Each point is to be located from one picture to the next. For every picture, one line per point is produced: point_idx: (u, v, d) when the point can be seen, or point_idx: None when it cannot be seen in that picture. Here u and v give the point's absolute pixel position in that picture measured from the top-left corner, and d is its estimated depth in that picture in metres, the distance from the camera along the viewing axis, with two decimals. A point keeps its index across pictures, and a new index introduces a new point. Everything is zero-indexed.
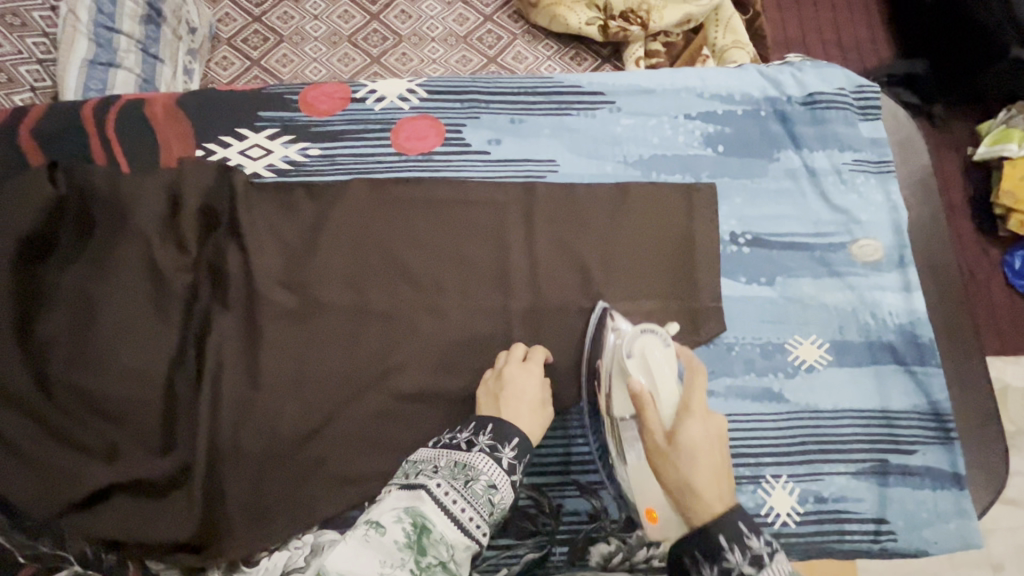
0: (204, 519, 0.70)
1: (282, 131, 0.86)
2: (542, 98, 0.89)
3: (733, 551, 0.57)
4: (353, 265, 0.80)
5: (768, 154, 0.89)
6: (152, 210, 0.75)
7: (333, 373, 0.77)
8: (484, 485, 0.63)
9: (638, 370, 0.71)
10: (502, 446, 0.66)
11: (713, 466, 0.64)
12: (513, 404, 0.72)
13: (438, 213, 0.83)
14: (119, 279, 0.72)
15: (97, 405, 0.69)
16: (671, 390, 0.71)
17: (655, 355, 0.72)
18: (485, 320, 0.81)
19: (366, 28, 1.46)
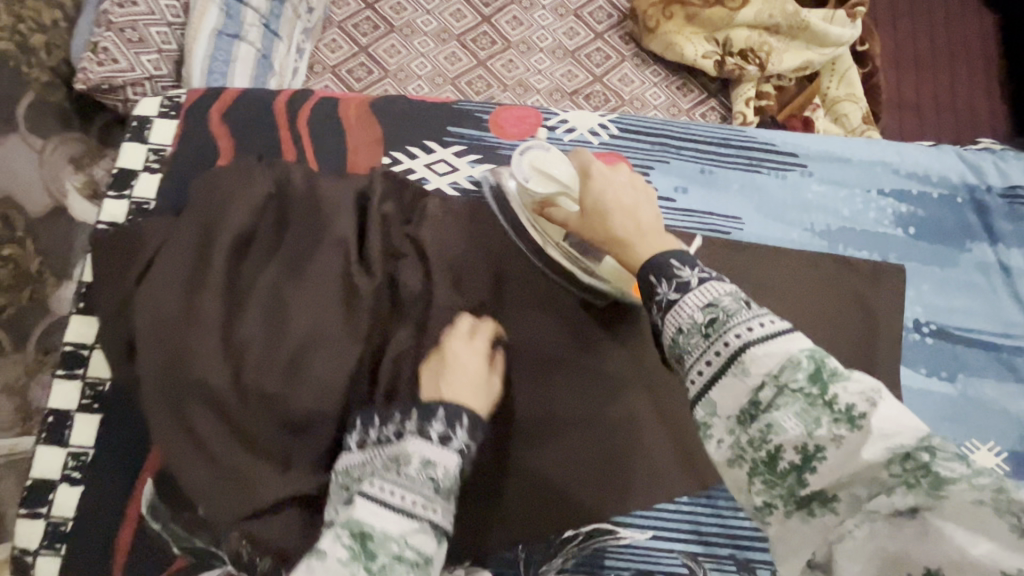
0: None
1: (469, 149, 0.84)
2: (733, 152, 0.87)
3: (661, 283, 0.60)
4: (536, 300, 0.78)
5: (961, 244, 0.85)
6: (348, 215, 0.74)
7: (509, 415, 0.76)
8: (421, 464, 0.58)
9: (542, 182, 0.74)
10: (456, 428, 0.61)
11: (626, 199, 0.70)
12: (455, 373, 0.67)
13: None
14: (311, 282, 0.70)
15: (283, 415, 0.67)
16: (566, 173, 0.74)
17: (547, 163, 0.75)
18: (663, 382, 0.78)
19: (476, 30, 1.35)
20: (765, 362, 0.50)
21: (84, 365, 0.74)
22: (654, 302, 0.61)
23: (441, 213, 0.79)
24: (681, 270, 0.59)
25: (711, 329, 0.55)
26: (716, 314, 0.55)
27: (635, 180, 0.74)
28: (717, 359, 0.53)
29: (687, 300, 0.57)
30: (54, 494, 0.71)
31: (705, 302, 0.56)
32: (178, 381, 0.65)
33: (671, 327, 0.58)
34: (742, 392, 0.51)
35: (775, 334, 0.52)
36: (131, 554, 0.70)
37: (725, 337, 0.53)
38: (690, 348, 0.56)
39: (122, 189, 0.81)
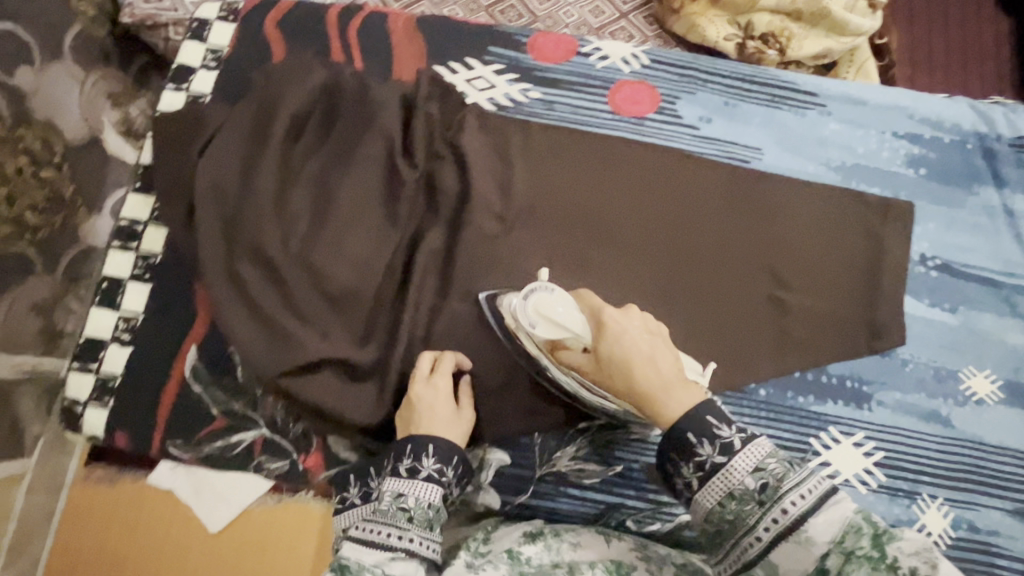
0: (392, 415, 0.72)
1: (507, 69, 0.89)
2: (757, 88, 0.91)
3: (702, 444, 0.55)
4: (563, 201, 0.84)
5: (968, 187, 0.90)
6: (394, 113, 0.79)
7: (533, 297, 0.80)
8: (396, 496, 0.62)
9: (548, 329, 0.65)
10: (422, 458, 0.64)
11: (648, 352, 0.61)
12: (425, 425, 0.67)
13: (649, 181, 0.86)
14: (357, 169, 0.76)
15: (324, 285, 0.72)
16: (579, 323, 0.65)
17: (553, 310, 0.65)
18: (673, 284, 0.83)
19: (505, 2, 1.41)
20: (826, 530, 0.49)
21: (138, 239, 0.79)
22: (687, 461, 0.56)
23: (478, 124, 0.84)
24: (721, 429, 0.55)
25: (765, 497, 0.52)
26: (766, 478, 0.52)
27: (649, 321, 0.66)
28: (775, 527, 0.51)
29: (735, 463, 0.54)
30: (103, 352, 0.76)
31: (754, 463, 0.53)
32: (235, 243, 0.70)
33: (717, 491, 0.54)
34: (806, 558, 0.49)
35: (824, 500, 0.50)
36: (173, 411, 0.75)
37: (781, 504, 0.51)
38: (744, 513, 0.52)
39: (180, 83, 0.85)
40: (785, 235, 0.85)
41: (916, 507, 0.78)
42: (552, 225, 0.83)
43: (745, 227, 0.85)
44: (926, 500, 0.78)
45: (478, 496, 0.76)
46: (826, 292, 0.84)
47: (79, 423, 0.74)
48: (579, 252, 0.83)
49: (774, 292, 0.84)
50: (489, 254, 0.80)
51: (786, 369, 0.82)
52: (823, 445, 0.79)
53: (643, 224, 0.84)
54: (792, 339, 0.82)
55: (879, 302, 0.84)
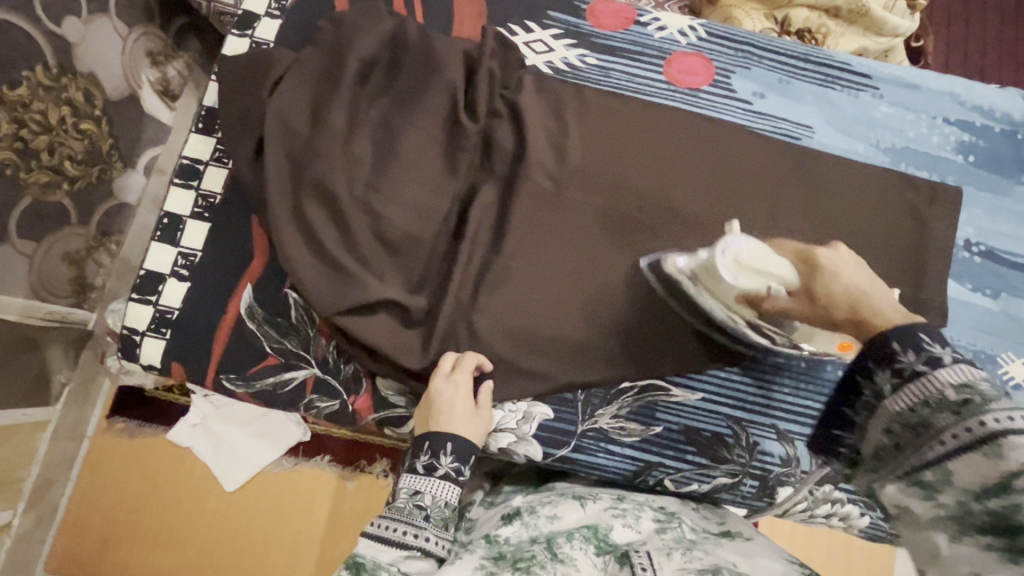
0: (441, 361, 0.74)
1: (566, 34, 0.90)
2: (812, 66, 0.92)
3: (905, 353, 0.52)
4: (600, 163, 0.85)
5: (1016, 177, 0.90)
6: (457, 67, 0.80)
7: (571, 254, 0.81)
8: (411, 493, 0.65)
9: (751, 277, 0.76)
10: (441, 456, 0.67)
11: (863, 278, 0.71)
12: (443, 422, 0.69)
13: (684, 148, 0.87)
14: (419, 121, 0.77)
15: (383, 229, 0.73)
16: (778, 265, 0.74)
17: (744, 255, 0.77)
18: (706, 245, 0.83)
19: None
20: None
21: (198, 178, 0.81)
22: (885, 367, 0.53)
23: (535, 86, 0.86)
24: (935, 346, 0.51)
25: (961, 409, 0.45)
26: (973, 394, 0.45)
27: (841, 253, 0.75)
28: (965, 435, 0.44)
29: (940, 373, 0.48)
30: (163, 286, 0.77)
31: (962, 376, 0.47)
32: (301, 182, 0.72)
33: (910, 397, 0.49)
34: (984, 476, 0.42)
35: None
36: (228, 346, 0.76)
37: (979, 417, 0.44)
38: (933, 421, 0.47)
39: (244, 30, 0.86)
40: (836, 202, 0.87)
41: None
42: (606, 188, 0.84)
43: (797, 192, 0.87)
44: None
45: (519, 448, 0.78)
46: (870, 270, 0.85)
47: (136, 351, 0.76)
48: (632, 213, 0.84)
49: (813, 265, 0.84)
50: (541, 214, 0.82)
51: None
52: None
53: (698, 186, 0.85)
54: None
55: (923, 283, 0.85)
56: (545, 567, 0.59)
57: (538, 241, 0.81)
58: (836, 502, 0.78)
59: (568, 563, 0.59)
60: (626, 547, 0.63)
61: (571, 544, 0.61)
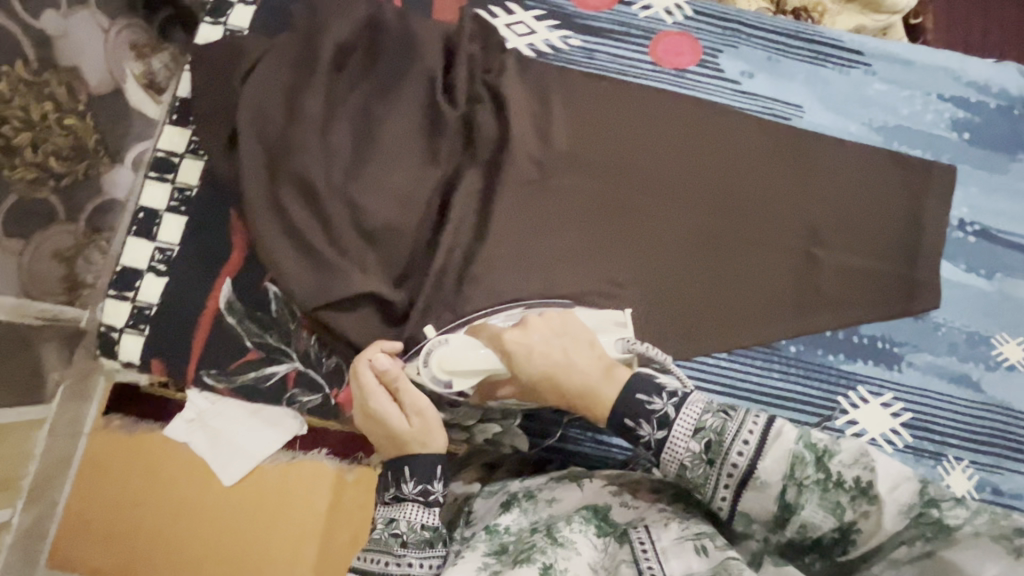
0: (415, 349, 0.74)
1: (548, 15, 0.87)
2: (801, 44, 0.89)
3: (642, 425, 0.56)
4: (588, 145, 0.84)
5: (1012, 153, 0.88)
6: (436, 50, 0.77)
7: (555, 240, 0.81)
8: (388, 522, 0.60)
9: (466, 378, 0.67)
10: (402, 485, 0.61)
11: (553, 356, 0.64)
12: (389, 443, 0.64)
13: (675, 127, 0.85)
14: (399, 105, 0.74)
15: (362, 219, 0.71)
16: (481, 359, 0.66)
17: (451, 350, 0.67)
18: (693, 231, 0.83)
19: None
20: (776, 470, 0.50)
21: (173, 170, 0.79)
22: (636, 442, 0.58)
23: (518, 70, 0.83)
24: (653, 402, 0.56)
25: (711, 455, 0.53)
26: (709, 436, 0.53)
27: (552, 321, 0.67)
28: (732, 481, 0.52)
29: (676, 431, 0.55)
30: (140, 282, 0.76)
31: (692, 420, 0.54)
32: (276, 175, 0.70)
33: (670, 464, 0.55)
34: (767, 500, 0.51)
35: (769, 438, 0.51)
36: (208, 342, 0.75)
37: (730, 457, 0.52)
38: (698, 478, 0.54)
39: (217, 16, 0.84)
40: (831, 181, 0.85)
41: (942, 469, 0.78)
42: (596, 172, 0.83)
43: (790, 171, 0.85)
44: (951, 462, 0.78)
45: (507, 437, 0.77)
46: (860, 253, 0.83)
47: (115, 349, 0.74)
48: (623, 196, 0.83)
49: (802, 249, 0.83)
50: (526, 202, 0.81)
51: (819, 327, 0.81)
52: (851, 404, 0.80)
53: (689, 168, 0.84)
54: (821, 297, 0.82)
55: (915, 264, 0.83)
56: (545, 553, 0.54)
57: (523, 228, 0.80)
58: None
59: (569, 547, 0.55)
60: (626, 526, 0.60)
61: (570, 527, 0.57)
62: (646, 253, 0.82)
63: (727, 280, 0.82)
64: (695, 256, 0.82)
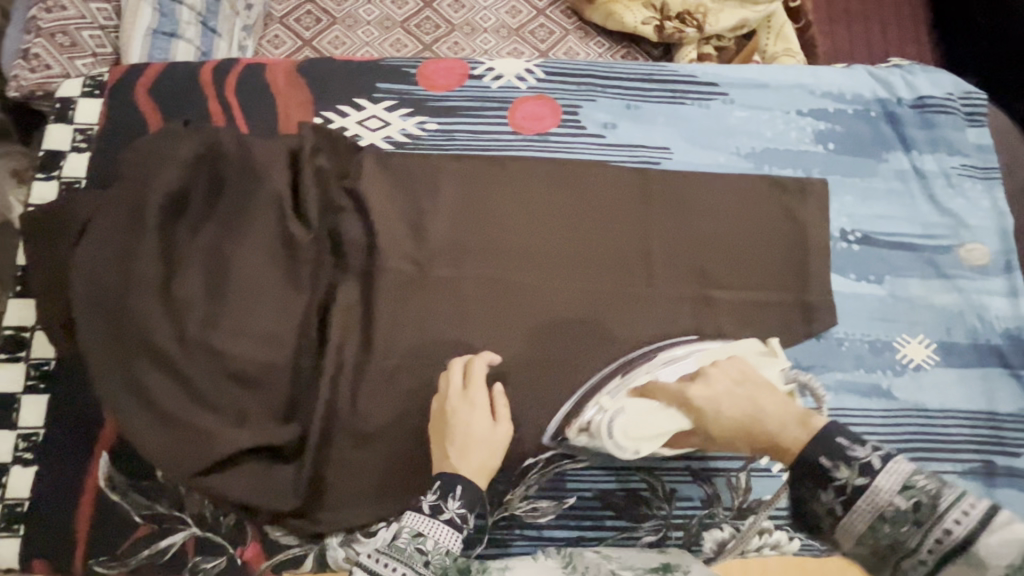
0: (311, 486, 0.71)
1: (400, 104, 0.85)
2: (657, 86, 0.90)
3: (838, 467, 0.51)
4: (460, 230, 0.81)
5: (878, 155, 0.90)
6: (278, 170, 0.74)
7: (442, 335, 0.77)
8: (411, 533, 0.60)
9: (644, 444, 0.65)
10: (450, 499, 0.63)
11: (748, 404, 0.59)
12: (459, 442, 0.66)
13: (546, 191, 0.84)
14: (249, 239, 0.71)
15: (230, 369, 0.68)
16: (665, 418, 0.64)
17: (635, 417, 0.66)
18: (583, 292, 0.81)
19: (419, 15, 1.42)
20: (1002, 550, 0.43)
21: (26, 347, 0.74)
22: (824, 486, 0.51)
23: (378, 169, 0.81)
24: (855, 449, 0.51)
25: (920, 517, 0.47)
26: (918, 496, 0.47)
27: (730, 367, 0.62)
28: (939, 549, 0.45)
29: (881, 482, 0.49)
30: (6, 477, 0.71)
31: (900, 475, 0.49)
32: (125, 342, 0.66)
33: (864, 512, 0.49)
34: None
35: (990, 513, 0.44)
36: (92, 528, 0.70)
37: (941, 522, 0.46)
38: (899, 535, 0.48)
39: (50, 171, 0.80)
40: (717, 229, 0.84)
41: None
42: (484, 259, 0.81)
43: (675, 228, 0.84)
44: None
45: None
46: (752, 283, 0.83)
47: None
48: (505, 274, 0.81)
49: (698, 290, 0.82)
50: (409, 304, 0.78)
51: None
52: None
53: (569, 232, 0.83)
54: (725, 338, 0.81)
55: (809, 283, 0.84)
56: None
57: (410, 330, 0.77)
58: (765, 534, 0.76)
59: None
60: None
61: None
62: (542, 337, 0.79)
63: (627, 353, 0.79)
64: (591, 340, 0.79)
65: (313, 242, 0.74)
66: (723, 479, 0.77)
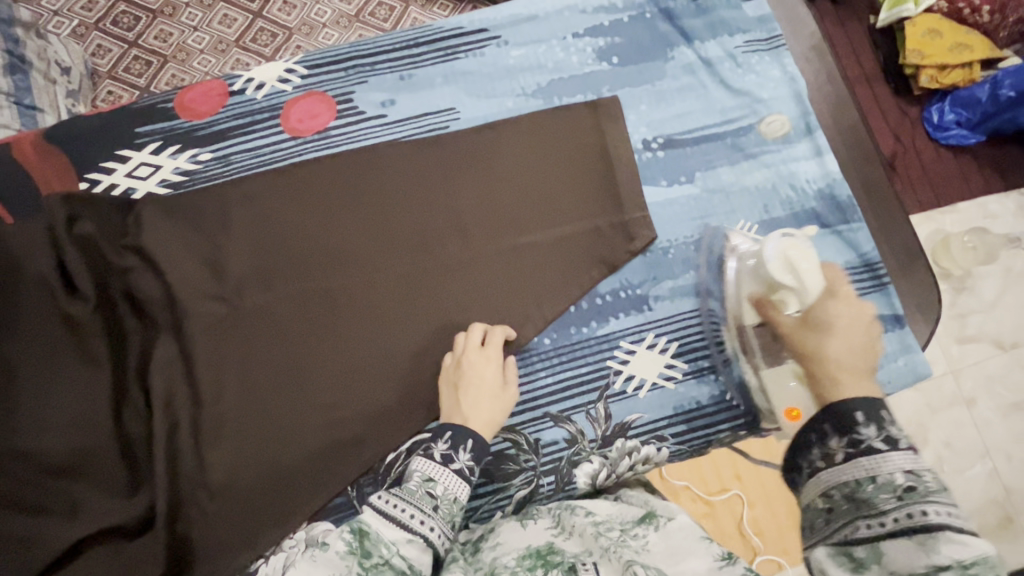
0: (171, 550, 0.69)
1: (166, 143, 0.82)
2: (427, 48, 0.88)
3: (868, 425, 0.50)
4: (264, 256, 0.78)
5: (663, 54, 0.89)
6: (41, 253, 0.73)
7: (273, 366, 0.76)
8: (421, 479, 0.62)
9: (779, 266, 0.75)
10: (461, 451, 0.65)
11: (854, 345, 0.65)
12: (473, 391, 0.71)
13: (341, 190, 0.81)
14: (30, 335, 0.71)
15: (48, 465, 0.68)
16: (812, 275, 0.72)
17: (795, 253, 0.74)
18: (406, 284, 0.79)
19: (251, 27, 1.27)
20: (951, 546, 0.40)
21: None
22: (839, 430, 0.51)
23: (160, 214, 0.78)
24: (891, 426, 0.50)
25: (904, 496, 0.45)
26: (917, 483, 0.45)
27: (852, 308, 0.72)
28: (898, 524, 0.43)
29: (893, 455, 0.48)
30: None
31: (915, 466, 0.47)
32: None
33: (858, 469, 0.48)
34: (912, 557, 0.41)
35: (969, 530, 0.42)
36: None
37: (921, 506, 0.44)
38: (874, 500, 0.46)
39: None
40: (527, 179, 0.83)
41: (723, 378, 0.80)
42: (283, 282, 0.78)
43: (477, 190, 0.83)
44: (729, 367, 0.81)
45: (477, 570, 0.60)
46: (566, 218, 0.82)
47: None
48: (323, 287, 0.78)
49: (519, 241, 0.82)
50: (228, 341, 0.76)
51: (562, 306, 0.81)
52: (620, 362, 0.80)
53: (376, 227, 0.81)
54: (555, 280, 0.81)
55: (623, 204, 0.84)
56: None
57: (237, 371, 0.75)
58: (634, 452, 0.77)
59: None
60: (573, 560, 0.57)
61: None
62: (376, 336, 0.78)
63: (457, 323, 0.79)
64: (415, 327, 0.78)
65: (96, 315, 0.73)
66: (583, 413, 0.78)
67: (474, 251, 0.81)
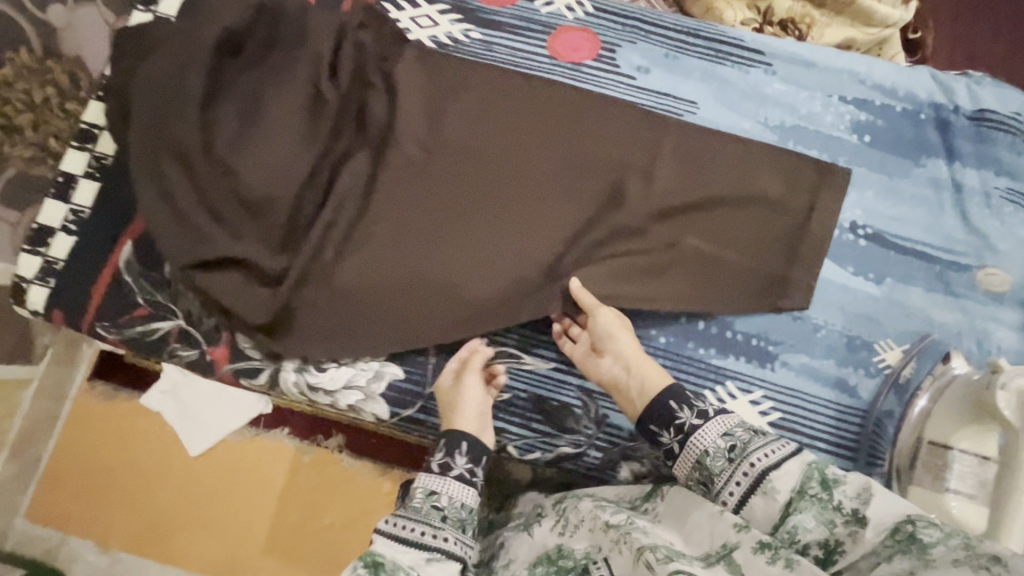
0: (280, 311, 0.79)
1: (453, 10, 0.92)
2: (702, 42, 0.91)
3: (681, 409, 0.64)
4: (471, 131, 0.85)
5: (916, 158, 0.86)
6: (325, 39, 0.84)
7: (427, 219, 0.82)
8: (431, 499, 0.65)
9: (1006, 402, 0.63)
10: (455, 456, 0.68)
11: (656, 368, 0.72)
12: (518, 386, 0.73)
13: (561, 115, 0.86)
14: (282, 92, 0.82)
15: (242, 194, 0.79)
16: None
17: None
18: (569, 217, 0.82)
19: None
20: (787, 482, 0.55)
21: (91, 140, 0.87)
22: (666, 425, 0.65)
23: (418, 58, 0.88)
24: (681, 411, 0.64)
25: (733, 455, 0.59)
26: (734, 441, 0.59)
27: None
28: (745, 480, 0.56)
29: (707, 427, 0.62)
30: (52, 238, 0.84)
31: (724, 428, 0.61)
32: (158, 145, 0.80)
33: (693, 453, 0.61)
34: (773, 507, 0.54)
35: (788, 455, 0.57)
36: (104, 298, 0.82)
37: (748, 459, 0.57)
38: (716, 471, 0.59)
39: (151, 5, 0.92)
40: (731, 190, 0.83)
41: None
42: (469, 161, 0.84)
43: (678, 177, 0.84)
44: None
45: None
46: (740, 247, 0.81)
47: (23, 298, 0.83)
48: (502, 180, 0.83)
49: (688, 241, 0.82)
50: (408, 180, 0.83)
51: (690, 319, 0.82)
52: (718, 398, 0.79)
53: (571, 158, 0.84)
54: (700, 291, 0.80)
55: (798, 265, 0.81)
56: None
57: (398, 208, 0.82)
58: None
59: None
60: (584, 560, 0.61)
61: None
62: (521, 244, 0.81)
63: (594, 277, 0.81)
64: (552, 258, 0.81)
65: (334, 105, 0.83)
66: None
67: (643, 225, 0.83)
